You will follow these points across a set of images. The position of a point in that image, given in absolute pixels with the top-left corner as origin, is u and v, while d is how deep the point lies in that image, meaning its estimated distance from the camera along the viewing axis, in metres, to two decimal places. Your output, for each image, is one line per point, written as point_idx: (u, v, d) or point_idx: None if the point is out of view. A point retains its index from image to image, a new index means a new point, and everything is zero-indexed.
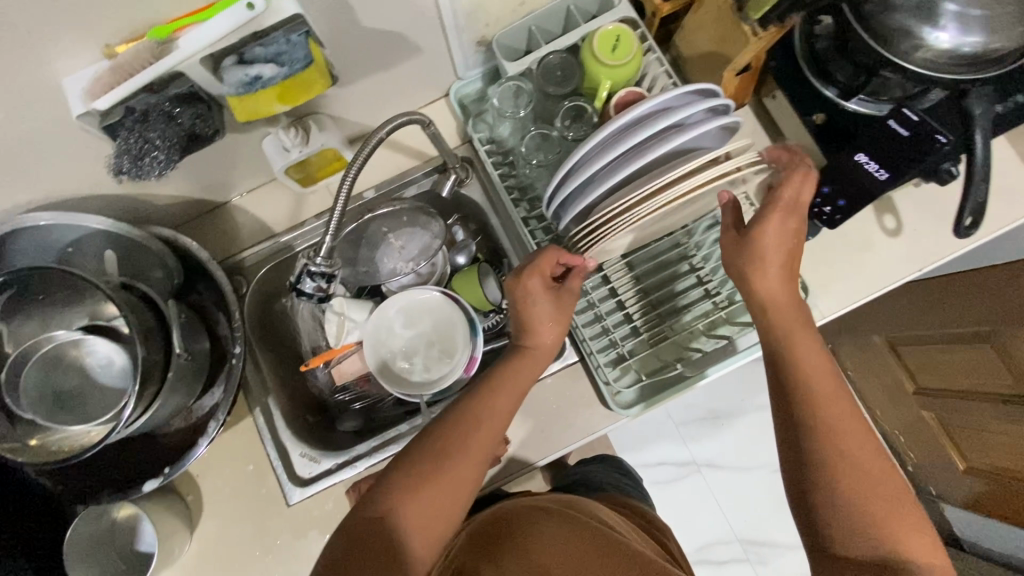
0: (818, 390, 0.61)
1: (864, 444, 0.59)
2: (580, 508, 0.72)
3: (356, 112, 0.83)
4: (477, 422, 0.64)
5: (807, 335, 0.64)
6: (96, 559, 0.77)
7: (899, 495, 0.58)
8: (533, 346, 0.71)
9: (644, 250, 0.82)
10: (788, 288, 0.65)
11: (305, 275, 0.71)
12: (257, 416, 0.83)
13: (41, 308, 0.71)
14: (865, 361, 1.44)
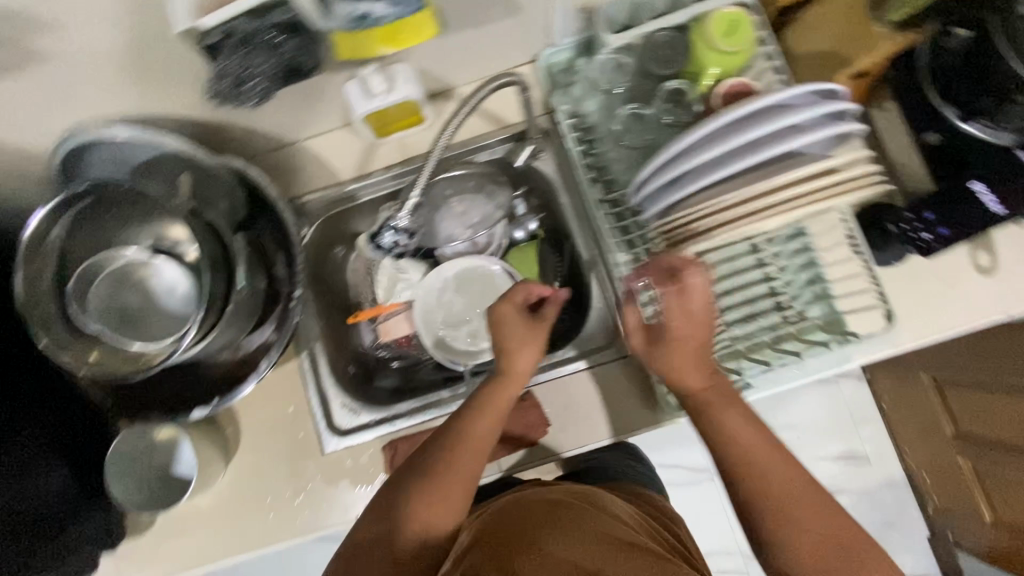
0: (748, 466, 0.64)
1: (814, 507, 0.61)
2: (588, 497, 0.64)
3: (440, 67, 0.80)
4: (464, 435, 0.66)
5: (736, 415, 0.67)
6: (132, 474, 0.77)
7: (861, 550, 0.59)
8: (511, 370, 0.71)
9: (721, 251, 0.77)
10: (708, 369, 0.68)
11: (390, 229, 0.84)
12: (302, 360, 0.83)
13: (108, 222, 0.70)
14: (904, 394, 1.39)
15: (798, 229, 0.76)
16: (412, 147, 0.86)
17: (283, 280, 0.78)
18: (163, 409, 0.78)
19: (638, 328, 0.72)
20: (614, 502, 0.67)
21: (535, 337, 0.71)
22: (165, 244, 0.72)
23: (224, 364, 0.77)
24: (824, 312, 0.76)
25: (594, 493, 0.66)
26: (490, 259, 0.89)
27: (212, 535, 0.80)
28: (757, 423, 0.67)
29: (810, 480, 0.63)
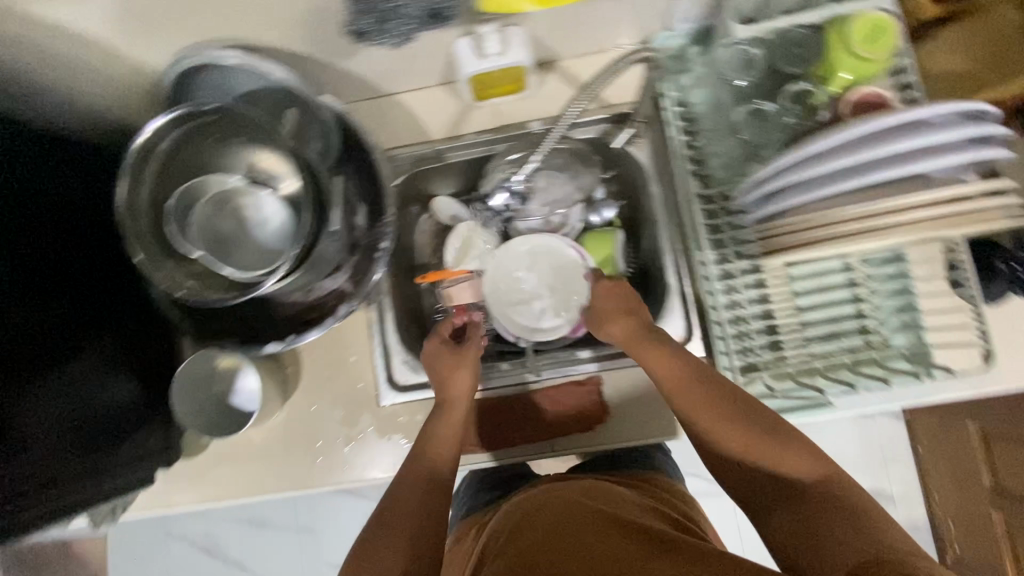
0: (692, 411, 0.65)
1: (750, 421, 0.62)
2: (592, 493, 0.68)
3: (552, 36, 0.78)
4: (427, 438, 0.73)
5: (704, 391, 0.66)
6: (195, 398, 0.80)
7: (786, 445, 0.60)
8: (446, 393, 0.76)
9: (812, 264, 0.75)
10: (647, 340, 0.72)
11: (503, 191, 0.88)
12: (369, 312, 0.84)
13: (210, 145, 0.70)
14: (944, 439, 1.32)
15: (896, 253, 0.74)
16: (507, 115, 0.85)
17: (365, 231, 0.77)
18: (236, 339, 0.76)
19: (620, 315, 0.75)
20: (624, 494, 0.70)
21: (466, 359, 0.78)
22: (260, 178, 0.72)
23: (297, 304, 0.76)
24: (909, 341, 0.74)
25: (602, 485, 0.72)
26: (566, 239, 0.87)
27: (263, 467, 0.82)
28: (707, 375, 0.67)
29: (782, 426, 0.61)
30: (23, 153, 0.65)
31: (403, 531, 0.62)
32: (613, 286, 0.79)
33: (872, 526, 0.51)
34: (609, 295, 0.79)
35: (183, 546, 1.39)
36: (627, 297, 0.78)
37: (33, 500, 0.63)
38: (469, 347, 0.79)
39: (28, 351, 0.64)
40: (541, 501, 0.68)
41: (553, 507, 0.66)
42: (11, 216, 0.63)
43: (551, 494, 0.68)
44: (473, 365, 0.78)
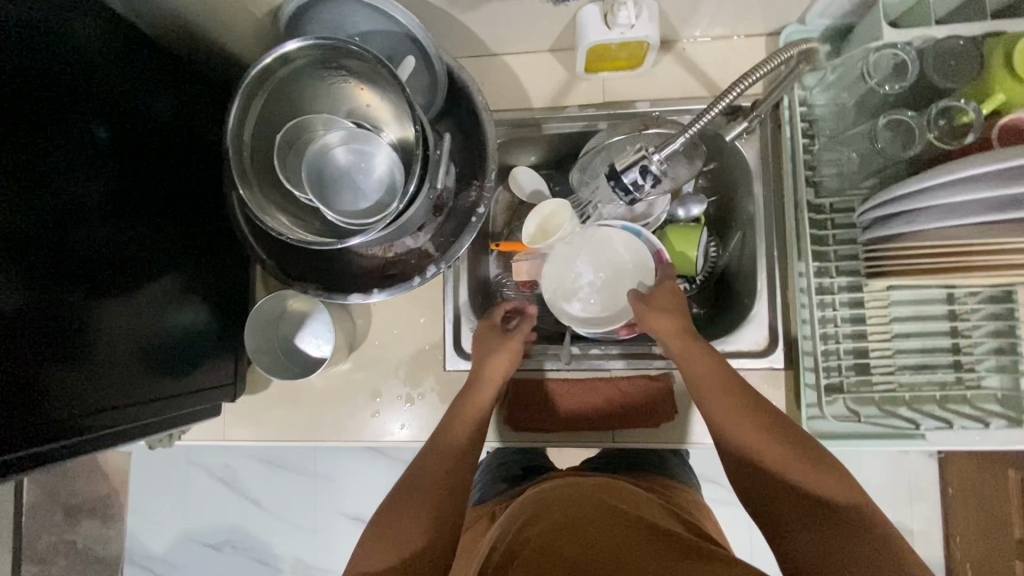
0: (725, 419, 0.64)
1: (783, 436, 0.61)
2: (613, 488, 0.65)
3: (679, 16, 0.74)
4: (446, 428, 0.71)
5: (739, 404, 0.64)
6: (264, 333, 0.80)
7: (822, 468, 0.57)
8: (477, 372, 0.75)
9: (914, 291, 0.73)
10: (692, 340, 0.69)
11: (636, 167, 0.63)
12: (445, 275, 0.83)
13: (324, 82, 0.67)
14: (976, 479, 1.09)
15: (1004, 292, 0.70)
16: (614, 91, 0.82)
17: (453, 194, 0.75)
18: (317, 284, 0.72)
19: (668, 313, 0.71)
20: (635, 491, 0.66)
21: (505, 346, 0.77)
22: (365, 123, 0.70)
23: (376, 260, 0.76)
24: (1003, 384, 0.70)
25: (618, 482, 0.67)
26: (653, 240, 0.81)
27: (320, 414, 0.82)
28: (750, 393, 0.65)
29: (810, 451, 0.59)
30: (127, 67, 0.63)
31: (420, 501, 0.62)
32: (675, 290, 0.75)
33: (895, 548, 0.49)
34: (667, 293, 0.75)
35: (202, 475, 1.37)
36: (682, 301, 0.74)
37: (125, 418, 0.62)
38: (516, 336, 0.78)
39: (120, 267, 0.62)
40: (554, 491, 0.65)
41: (573, 494, 0.63)
42: (113, 130, 0.61)
43: (576, 484, 0.66)
44: (516, 355, 0.77)
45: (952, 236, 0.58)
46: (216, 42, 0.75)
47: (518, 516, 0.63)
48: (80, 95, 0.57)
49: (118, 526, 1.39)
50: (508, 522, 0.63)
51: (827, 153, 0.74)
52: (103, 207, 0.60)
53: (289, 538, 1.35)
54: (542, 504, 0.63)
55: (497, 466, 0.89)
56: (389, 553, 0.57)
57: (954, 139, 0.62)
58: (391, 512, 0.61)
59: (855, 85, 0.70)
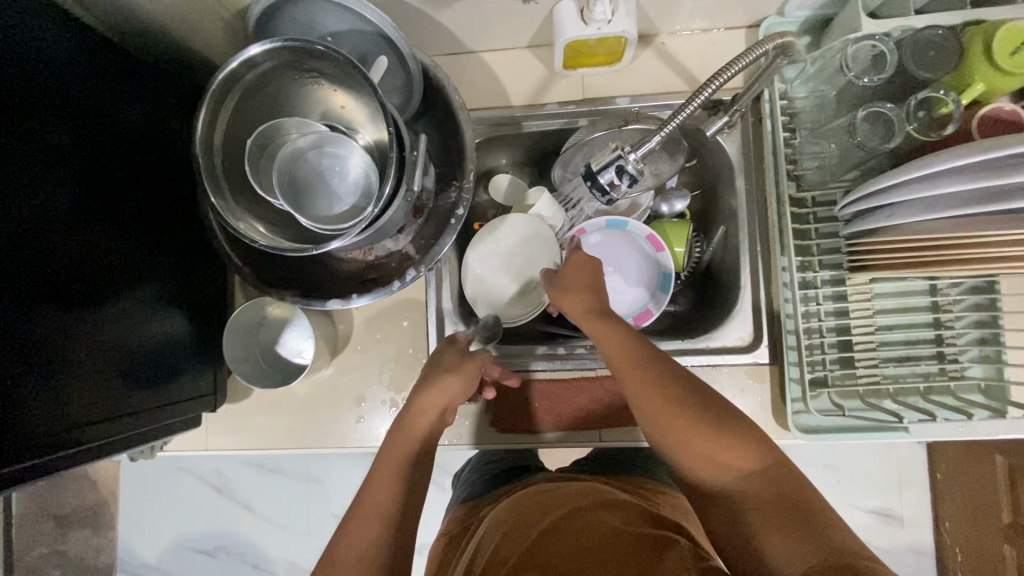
0: (641, 395, 0.60)
1: (705, 416, 0.58)
2: (603, 493, 0.64)
3: (658, 10, 0.73)
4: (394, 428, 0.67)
5: (657, 378, 0.61)
6: (245, 342, 0.79)
7: (738, 450, 0.56)
8: (423, 400, 0.68)
9: (897, 283, 0.73)
10: (598, 317, 0.67)
11: (612, 167, 0.61)
12: (428, 277, 0.82)
13: (294, 84, 0.65)
14: (964, 466, 1.09)
15: (987, 282, 0.70)
16: (593, 87, 0.81)
17: (432, 195, 0.74)
18: (294, 290, 0.70)
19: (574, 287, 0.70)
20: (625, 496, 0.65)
21: (460, 373, 0.70)
22: (338, 126, 0.68)
23: (356, 264, 0.75)
24: (986, 373, 0.70)
25: (605, 488, 0.66)
26: (641, 226, 0.82)
27: (304, 421, 0.81)
28: (666, 368, 0.61)
29: (733, 418, 0.58)
30: (91, 73, 0.61)
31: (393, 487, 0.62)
32: (586, 259, 0.73)
33: (815, 522, 0.50)
34: (576, 268, 0.72)
35: (192, 482, 1.36)
36: (591, 273, 0.72)
37: (96, 435, 0.61)
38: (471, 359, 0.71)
39: (90, 278, 0.61)
40: (529, 498, 0.65)
41: (561, 494, 0.64)
42: (78, 138, 0.59)
43: (567, 488, 0.65)
44: (469, 370, 0.70)
45: (931, 230, 0.58)
46: (185, 45, 0.73)
47: (506, 515, 0.63)
48: (41, 103, 0.55)
49: (110, 535, 1.38)
50: (499, 520, 0.63)
51: (809, 145, 0.73)
52: (70, 217, 0.58)
53: (280, 541, 1.34)
54: (527, 508, 0.63)
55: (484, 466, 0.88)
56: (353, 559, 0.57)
57: (934, 131, 0.62)
58: (353, 517, 0.60)
59: (834, 78, 0.69)
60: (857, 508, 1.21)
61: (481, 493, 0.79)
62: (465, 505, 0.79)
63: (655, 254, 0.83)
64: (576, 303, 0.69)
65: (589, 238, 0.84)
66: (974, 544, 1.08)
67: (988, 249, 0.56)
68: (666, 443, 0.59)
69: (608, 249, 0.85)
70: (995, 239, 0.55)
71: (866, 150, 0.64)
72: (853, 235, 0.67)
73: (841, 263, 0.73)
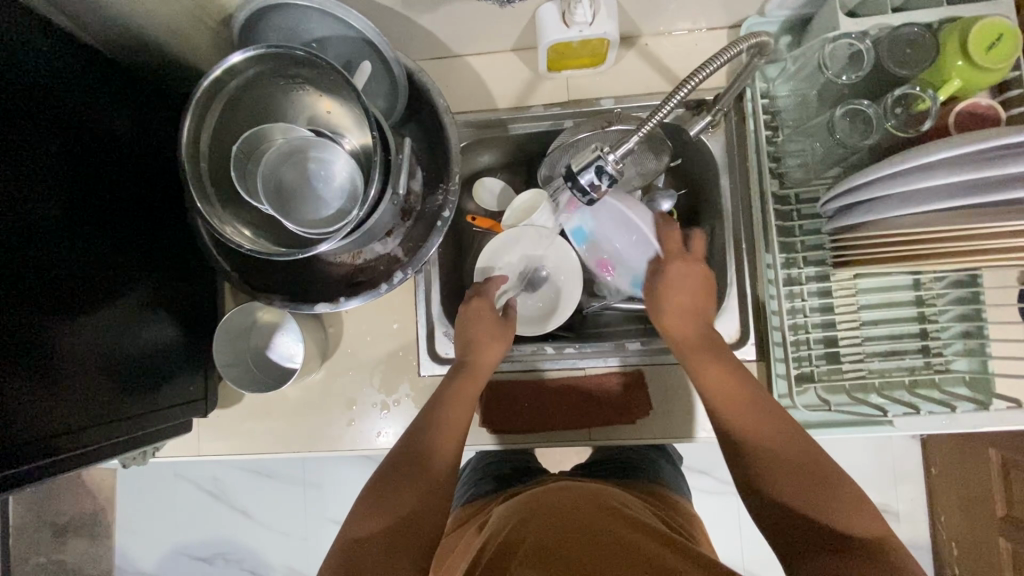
0: (744, 422, 0.62)
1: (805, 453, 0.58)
2: (601, 494, 0.65)
3: (639, 12, 0.74)
4: (432, 416, 0.68)
5: (763, 415, 0.62)
6: (235, 348, 0.80)
7: (828, 489, 0.54)
8: (477, 366, 0.73)
9: (880, 279, 0.74)
10: (704, 350, 0.69)
11: (591, 168, 0.58)
12: (418, 279, 0.83)
13: (279, 90, 0.66)
14: (958, 460, 1.09)
15: (970, 276, 0.71)
16: (577, 89, 0.82)
17: (420, 198, 0.75)
18: (282, 295, 0.71)
19: (683, 305, 0.74)
20: (623, 499, 0.65)
21: (503, 337, 0.76)
22: (324, 130, 0.69)
23: (346, 267, 0.75)
24: (971, 367, 0.71)
25: (609, 492, 0.66)
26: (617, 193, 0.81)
27: (296, 426, 0.82)
28: (777, 419, 0.62)
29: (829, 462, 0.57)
30: (79, 84, 0.61)
31: (421, 472, 0.62)
32: (693, 264, 0.76)
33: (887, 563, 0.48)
34: (687, 274, 0.76)
35: (190, 488, 1.36)
36: (704, 282, 0.75)
37: (83, 440, 0.61)
38: (508, 326, 0.77)
39: (78, 285, 0.61)
40: (533, 499, 0.64)
41: (568, 497, 0.63)
42: (66, 147, 0.60)
43: (571, 491, 0.65)
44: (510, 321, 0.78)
45: (914, 223, 0.58)
46: (172, 54, 0.73)
47: (517, 509, 0.63)
48: (30, 113, 0.56)
49: (107, 543, 1.38)
50: (504, 518, 0.62)
51: (792, 143, 0.74)
52: (57, 224, 0.58)
53: (280, 546, 1.34)
54: (532, 507, 0.62)
55: (481, 466, 0.88)
56: (386, 518, 0.57)
57: (912, 127, 0.62)
58: (389, 485, 0.60)
59: (813, 76, 0.70)
60: None
61: (486, 494, 0.79)
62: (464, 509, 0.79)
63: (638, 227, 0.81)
64: (684, 312, 0.73)
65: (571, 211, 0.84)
66: (970, 538, 1.09)
67: (964, 243, 0.57)
68: (759, 467, 0.59)
69: (598, 251, 0.86)
70: (969, 233, 0.56)
71: (846, 147, 0.64)
72: (836, 231, 0.68)
73: (824, 260, 0.73)
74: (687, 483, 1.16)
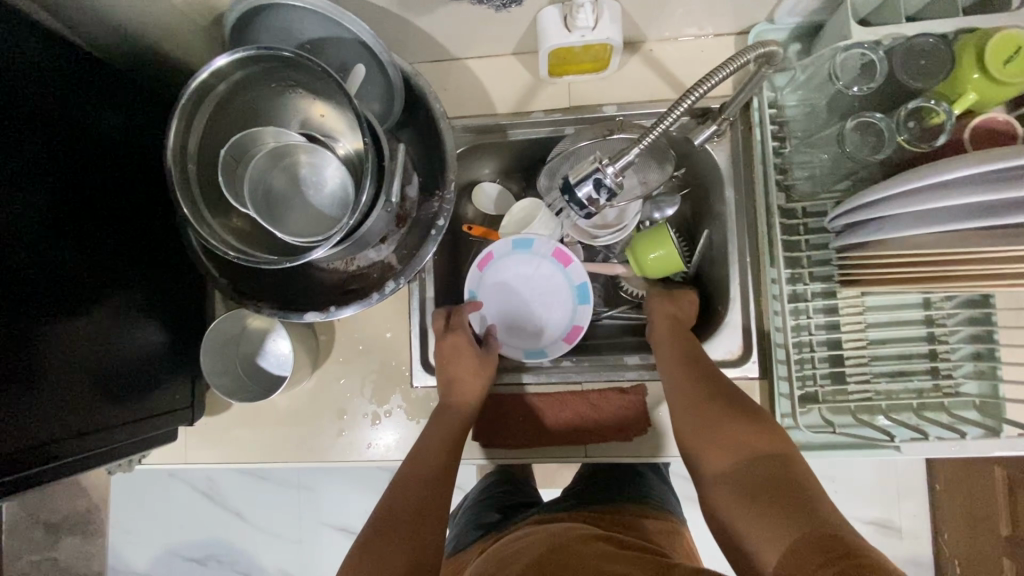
0: (669, 384, 0.66)
1: (722, 403, 0.60)
2: (574, 530, 0.63)
3: (643, 17, 0.71)
4: (406, 470, 0.66)
5: (682, 373, 0.66)
6: (225, 354, 0.78)
7: (736, 430, 0.56)
8: (457, 409, 0.72)
9: (888, 297, 0.71)
10: (661, 332, 0.73)
11: (589, 179, 0.57)
12: (412, 287, 0.81)
13: (271, 92, 0.64)
14: (962, 478, 1.07)
15: (982, 296, 0.68)
16: (579, 95, 0.79)
17: (416, 205, 0.73)
18: (271, 302, 0.69)
19: (666, 316, 0.76)
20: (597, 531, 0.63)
21: (483, 371, 0.76)
22: (318, 135, 0.67)
23: (338, 274, 0.74)
24: (982, 390, 0.68)
25: (580, 527, 0.64)
26: (585, 317, 0.81)
27: (285, 435, 0.80)
28: (695, 373, 0.65)
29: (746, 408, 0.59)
30: (67, 86, 0.60)
31: (405, 522, 0.60)
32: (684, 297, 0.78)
33: (802, 507, 0.47)
34: (682, 300, 0.78)
35: (182, 490, 1.35)
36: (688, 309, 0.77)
37: (70, 450, 0.59)
38: (491, 358, 0.78)
39: (62, 293, 0.59)
40: (508, 546, 0.63)
41: (541, 538, 0.62)
42: (50, 151, 0.58)
43: (541, 531, 0.64)
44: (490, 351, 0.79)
45: (926, 245, 0.55)
46: (163, 54, 0.72)
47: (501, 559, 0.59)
48: (17, 119, 0.54)
49: (99, 543, 1.36)
50: (486, 565, 0.60)
51: (800, 155, 0.72)
52: (43, 231, 0.57)
53: (271, 550, 1.32)
54: (506, 554, 0.60)
55: (473, 510, 0.85)
56: None
57: (926, 141, 0.60)
58: (374, 546, 0.57)
59: (822, 86, 0.68)
60: (856, 521, 1.19)
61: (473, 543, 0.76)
62: (455, 557, 0.76)
63: (558, 339, 0.82)
64: (663, 316, 0.76)
65: (542, 259, 0.82)
66: (974, 559, 1.06)
67: (985, 266, 0.54)
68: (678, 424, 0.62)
69: (541, 269, 0.82)
70: (988, 256, 0.53)
71: (856, 160, 0.62)
72: (844, 248, 0.65)
73: (831, 276, 0.71)
74: (686, 496, 1.13)
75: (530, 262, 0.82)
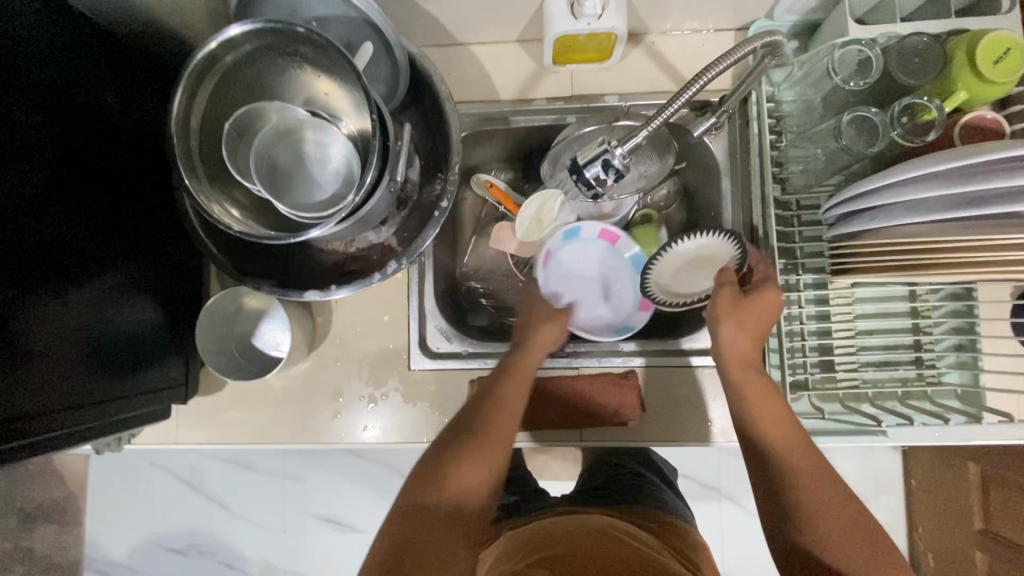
0: (785, 436, 0.61)
1: (853, 518, 0.56)
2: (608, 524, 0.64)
3: (647, 9, 0.73)
4: (479, 403, 0.65)
5: (806, 445, 0.61)
6: (220, 333, 0.77)
7: (862, 556, 0.53)
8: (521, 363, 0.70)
9: (876, 288, 0.73)
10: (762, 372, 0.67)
11: (597, 160, 0.58)
12: (411, 271, 0.81)
13: (275, 67, 0.63)
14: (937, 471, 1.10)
15: (965, 289, 0.71)
16: (582, 84, 0.80)
17: (417, 187, 0.73)
18: (271, 280, 0.68)
19: (749, 336, 0.67)
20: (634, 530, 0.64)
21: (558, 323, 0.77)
22: (321, 113, 0.67)
23: (337, 255, 0.74)
24: (963, 379, 0.71)
25: (621, 524, 0.64)
26: None
27: (280, 417, 0.79)
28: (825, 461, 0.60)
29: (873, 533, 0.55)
30: (67, 53, 0.59)
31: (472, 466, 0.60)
32: (767, 305, 0.67)
33: None
34: (766, 303, 0.67)
35: (165, 479, 1.32)
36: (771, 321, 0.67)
37: (53, 423, 0.58)
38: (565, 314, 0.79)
39: (57, 264, 0.58)
40: (544, 526, 0.64)
41: (576, 525, 0.63)
42: (48, 118, 0.57)
43: (574, 521, 0.64)
44: (563, 331, 0.77)
45: (917, 233, 0.57)
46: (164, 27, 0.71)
47: (517, 546, 0.61)
48: (16, 82, 0.53)
49: (76, 533, 1.33)
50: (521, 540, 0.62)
51: (796, 149, 0.74)
52: (39, 199, 0.56)
53: (257, 540, 1.31)
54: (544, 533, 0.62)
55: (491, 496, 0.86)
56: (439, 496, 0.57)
57: (918, 136, 0.62)
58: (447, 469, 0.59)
59: (819, 82, 0.69)
60: None
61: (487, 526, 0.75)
62: None
63: (632, 309, 0.83)
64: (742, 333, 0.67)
65: (595, 241, 0.83)
66: (947, 550, 1.09)
67: (973, 257, 0.56)
68: (783, 470, 0.59)
69: (597, 253, 0.84)
70: (977, 246, 0.55)
71: (851, 153, 0.64)
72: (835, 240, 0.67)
73: (823, 267, 0.73)
74: None
75: (582, 245, 0.83)
